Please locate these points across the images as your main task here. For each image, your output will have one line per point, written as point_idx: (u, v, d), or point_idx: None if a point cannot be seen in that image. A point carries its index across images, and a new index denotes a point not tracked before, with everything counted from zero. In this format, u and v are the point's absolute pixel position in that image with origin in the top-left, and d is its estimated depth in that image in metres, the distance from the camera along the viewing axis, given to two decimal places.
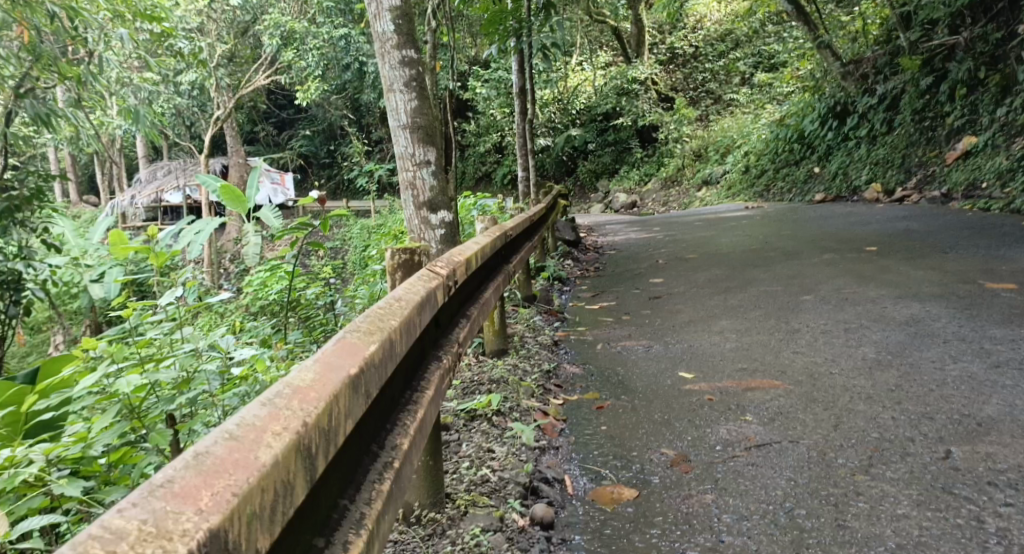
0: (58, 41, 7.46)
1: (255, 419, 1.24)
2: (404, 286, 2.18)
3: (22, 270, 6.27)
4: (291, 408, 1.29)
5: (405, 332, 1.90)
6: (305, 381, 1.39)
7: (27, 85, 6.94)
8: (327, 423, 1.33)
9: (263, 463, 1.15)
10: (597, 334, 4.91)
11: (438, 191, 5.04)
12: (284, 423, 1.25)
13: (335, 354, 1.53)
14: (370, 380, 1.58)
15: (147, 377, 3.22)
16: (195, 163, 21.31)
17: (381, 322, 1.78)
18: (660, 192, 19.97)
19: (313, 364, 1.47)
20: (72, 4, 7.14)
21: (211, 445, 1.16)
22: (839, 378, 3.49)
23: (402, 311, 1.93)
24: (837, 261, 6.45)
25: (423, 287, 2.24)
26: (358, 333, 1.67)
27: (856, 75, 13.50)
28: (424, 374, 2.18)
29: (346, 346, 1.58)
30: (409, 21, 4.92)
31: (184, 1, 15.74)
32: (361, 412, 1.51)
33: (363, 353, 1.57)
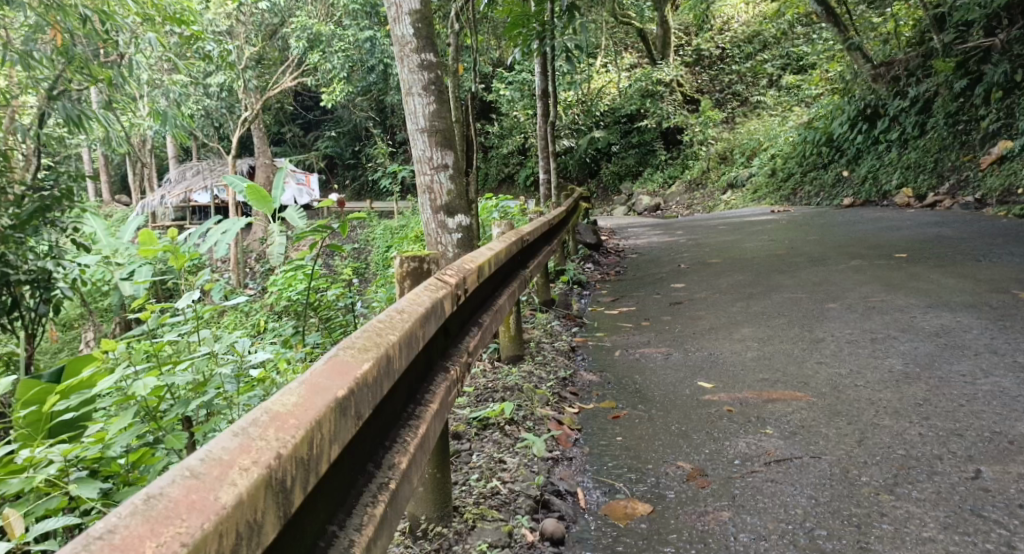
0: (91, 43, 7.54)
1: (224, 452, 1.21)
2: (408, 296, 2.15)
3: (53, 269, 6.21)
4: (265, 438, 1.26)
5: (405, 347, 1.88)
6: (286, 405, 1.37)
7: (59, 88, 7.10)
8: (306, 452, 1.31)
9: (222, 505, 1.11)
10: (616, 341, 4.84)
11: (456, 195, 4.99)
12: (254, 456, 1.22)
13: (325, 375, 1.51)
14: (364, 399, 1.57)
15: (165, 379, 3.19)
16: (222, 164, 21.53)
17: (379, 337, 1.77)
18: (684, 195, 19.82)
19: (298, 387, 1.44)
20: (105, 9, 7.22)
21: (168, 485, 1.13)
22: (864, 390, 3.39)
23: (403, 324, 1.91)
24: (865, 268, 6.31)
25: (428, 297, 2.21)
26: (352, 350, 1.65)
27: (887, 78, 13.24)
28: (429, 387, 2.15)
29: (337, 364, 1.57)
30: (429, 25, 4.90)
31: (213, 5, 15.88)
32: (349, 435, 1.48)
33: (353, 373, 1.56)
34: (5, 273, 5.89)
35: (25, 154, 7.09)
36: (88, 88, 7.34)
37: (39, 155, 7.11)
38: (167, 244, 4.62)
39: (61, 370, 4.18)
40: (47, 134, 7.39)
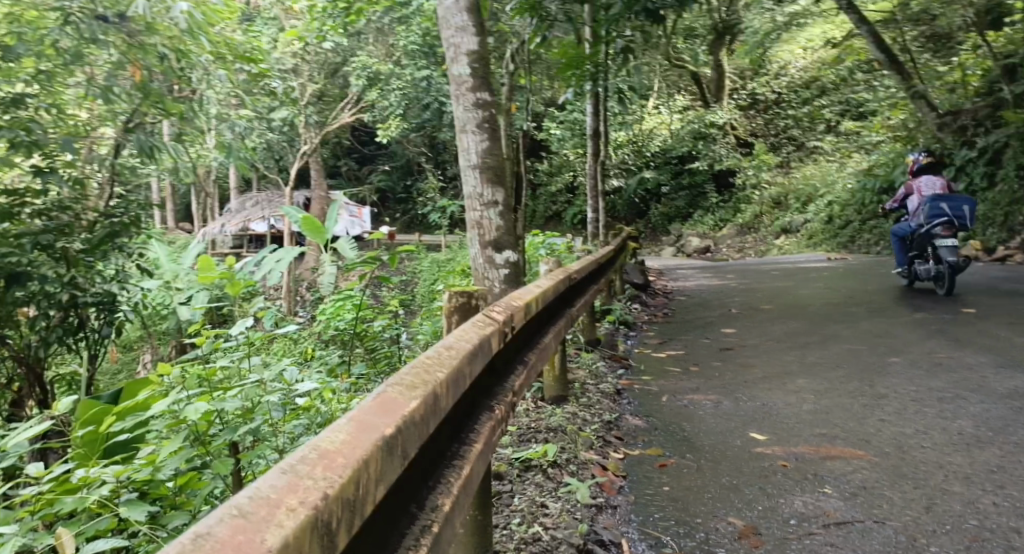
0: (166, 80, 7.82)
1: (271, 491, 1.18)
2: (455, 333, 2.12)
3: (117, 292, 6.49)
4: (313, 477, 1.23)
5: (452, 384, 1.84)
6: (332, 444, 1.34)
7: (135, 121, 7.49)
8: (353, 493, 1.27)
9: (269, 546, 1.07)
10: (664, 385, 4.72)
11: (505, 231, 4.98)
12: (302, 496, 1.18)
13: (371, 412, 1.48)
14: (412, 438, 1.53)
15: (215, 404, 3.21)
16: (280, 194, 22.06)
17: (427, 375, 1.74)
18: (736, 238, 19.60)
19: (345, 425, 1.41)
20: (181, 46, 7.51)
21: (216, 524, 1.09)
22: (931, 452, 3.22)
23: (450, 361, 1.88)
24: (928, 322, 6.08)
25: (476, 334, 2.17)
26: (399, 388, 1.62)
27: (954, 127, 12.77)
28: (473, 425, 2.10)
29: (385, 402, 1.54)
30: (486, 65, 4.95)
31: (281, 45, 16.49)
32: (395, 475, 1.44)
33: (401, 410, 1.53)
34: (74, 295, 6.03)
35: (99, 184, 7.26)
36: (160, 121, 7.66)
37: (112, 183, 7.39)
38: (225, 271, 4.72)
39: (118, 393, 4.25)
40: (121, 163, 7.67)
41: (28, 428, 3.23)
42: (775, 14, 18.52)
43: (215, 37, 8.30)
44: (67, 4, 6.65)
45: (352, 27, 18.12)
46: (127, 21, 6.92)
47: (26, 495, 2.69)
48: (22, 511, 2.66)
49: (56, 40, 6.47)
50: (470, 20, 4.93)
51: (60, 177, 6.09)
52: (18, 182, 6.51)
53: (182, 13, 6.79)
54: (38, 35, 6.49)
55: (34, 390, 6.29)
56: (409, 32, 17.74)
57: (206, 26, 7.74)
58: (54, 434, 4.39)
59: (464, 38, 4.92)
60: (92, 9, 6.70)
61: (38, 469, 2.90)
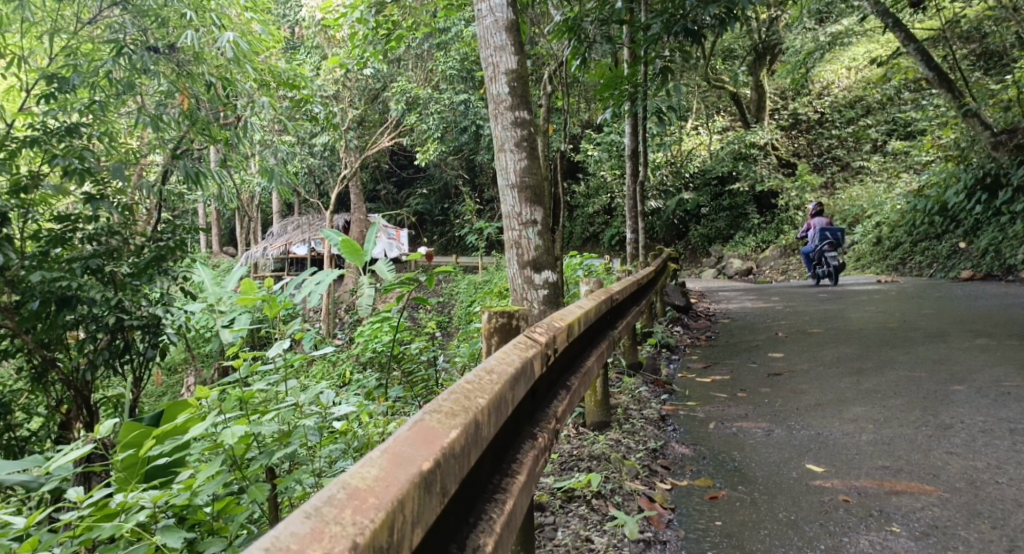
0: (213, 107, 7.91)
1: (297, 536, 1.33)
2: (499, 353, 2.07)
3: (162, 314, 6.44)
4: (341, 522, 1.36)
5: (496, 410, 1.85)
6: (365, 480, 1.46)
7: (183, 148, 7.44)
8: (385, 538, 1.40)
9: None
10: (710, 411, 4.55)
11: (543, 250, 4.87)
12: (327, 545, 1.32)
13: (408, 443, 1.58)
14: (449, 471, 1.61)
15: (252, 428, 3.14)
16: (321, 218, 22.33)
17: (469, 401, 1.77)
18: (779, 259, 19.32)
19: (380, 457, 1.53)
20: (227, 75, 7.64)
21: None
22: (1007, 490, 3.07)
23: (493, 386, 1.87)
24: (991, 348, 5.80)
25: (519, 356, 2.11)
26: (438, 415, 1.68)
27: (1009, 146, 12.26)
28: (519, 450, 2.07)
29: (424, 430, 1.63)
30: (524, 83, 4.89)
31: (323, 72, 16.70)
32: (433, 513, 1.54)
33: (439, 442, 1.61)
34: (120, 317, 6.07)
35: (148, 209, 7.35)
36: (208, 148, 7.62)
37: (160, 208, 7.49)
38: (265, 293, 4.69)
39: (159, 415, 4.23)
40: (169, 189, 7.74)
41: (69, 451, 3.20)
42: (817, 33, 18.22)
43: (258, 65, 8.41)
44: (120, 36, 6.85)
45: (392, 54, 18.33)
46: (175, 52, 7.15)
47: (67, 521, 2.67)
48: (64, 536, 2.65)
49: (109, 70, 6.60)
50: (510, 38, 4.88)
51: (110, 203, 6.22)
52: (71, 209, 6.54)
53: (228, 40, 6.95)
54: (92, 67, 6.65)
55: (82, 412, 6.33)
56: (448, 58, 17.83)
57: (251, 55, 7.88)
58: (97, 457, 4.38)
59: (503, 57, 4.86)
60: (144, 41, 6.89)
61: (78, 493, 2.88)
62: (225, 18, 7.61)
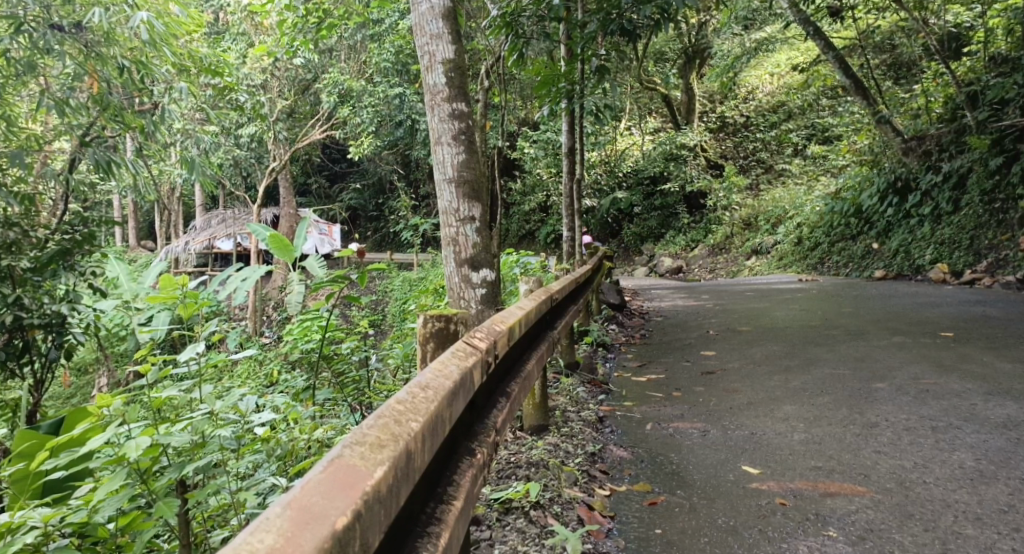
0: (126, 92, 7.46)
1: None
2: (434, 367, 2.00)
3: (67, 313, 5.93)
4: None
5: (427, 436, 1.78)
6: (264, 547, 1.32)
7: (93, 135, 7.02)
8: None
9: None
10: (647, 412, 4.50)
11: (482, 248, 4.74)
12: None
13: (321, 491, 1.46)
14: (370, 517, 1.51)
15: (160, 438, 2.90)
16: (248, 212, 21.62)
17: (395, 429, 1.69)
18: (708, 258, 19.76)
19: (284, 513, 1.40)
20: (143, 59, 7.23)
21: None
22: (935, 489, 3.11)
23: (424, 410, 1.79)
24: (908, 346, 5.96)
25: (455, 368, 2.04)
26: (360, 449, 1.59)
27: (918, 151, 13.06)
28: (456, 472, 1.99)
29: (342, 471, 1.52)
30: (462, 75, 4.74)
31: (251, 60, 16.19)
32: None
33: (358, 487, 1.50)
34: (18, 317, 5.66)
35: (53, 199, 6.93)
36: (120, 136, 7.23)
37: (67, 201, 6.94)
38: (188, 291, 4.40)
39: (60, 421, 3.94)
40: (77, 179, 7.21)
41: None
42: (743, 38, 18.61)
43: (176, 49, 7.96)
44: (18, 11, 6.38)
45: (324, 44, 17.81)
46: (83, 31, 6.68)
47: None
48: None
49: (6, 49, 6.20)
50: (447, 27, 4.72)
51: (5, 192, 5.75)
52: None
53: (141, 21, 6.53)
54: None
55: None
56: (382, 50, 17.27)
57: (168, 38, 7.48)
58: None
59: (439, 46, 4.71)
60: (46, 17, 6.43)
61: None
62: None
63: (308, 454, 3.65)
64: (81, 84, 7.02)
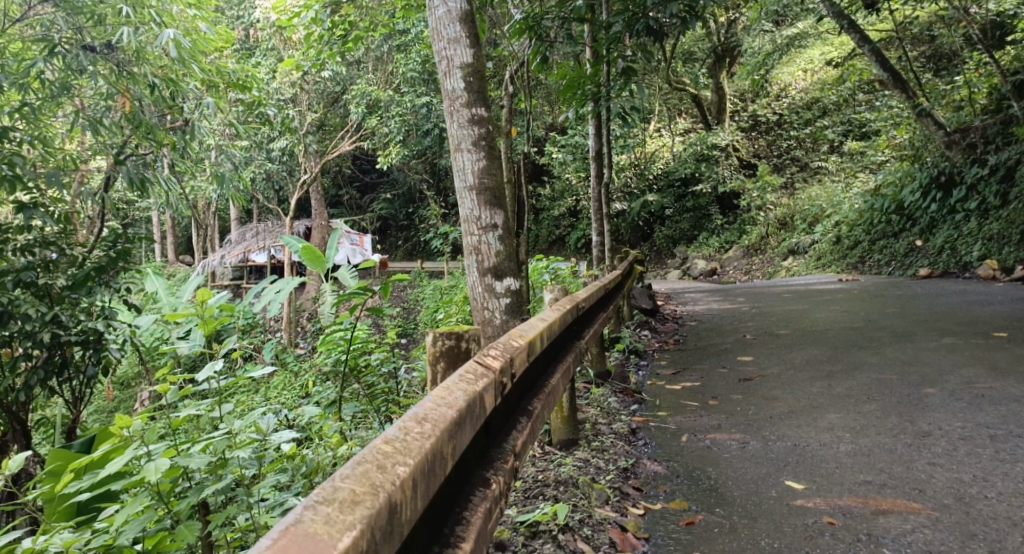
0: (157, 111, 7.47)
1: None
2: (433, 397, 1.92)
3: (104, 329, 5.88)
4: None
5: (417, 482, 1.69)
6: None
7: (127, 154, 7.05)
8: None
9: None
10: (682, 422, 4.33)
11: (505, 256, 4.61)
12: None
13: None
14: None
15: (181, 457, 2.79)
16: (281, 225, 21.79)
17: (374, 480, 1.59)
18: (743, 259, 19.41)
19: None
20: (172, 76, 7.23)
21: None
22: (998, 506, 2.91)
23: (414, 451, 1.71)
24: (959, 347, 5.69)
25: (459, 397, 1.96)
26: (329, 509, 1.50)
27: (962, 144, 12.49)
28: (463, 513, 1.93)
29: (303, 540, 1.44)
30: (481, 79, 4.64)
31: (279, 75, 16.30)
32: None
33: None
34: (57, 333, 5.63)
35: (90, 219, 6.97)
36: (154, 153, 7.24)
37: (102, 220, 6.94)
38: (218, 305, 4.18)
39: (91, 440, 3.89)
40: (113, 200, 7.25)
41: None
42: (774, 35, 18.28)
43: (205, 65, 7.98)
44: (52, 36, 6.44)
45: (351, 56, 17.86)
46: (115, 51, 6.71)
47: None
48: None
49: (41, 72, 6.25)
50: (464, 30, 4.61)
51: (44, 213, 5.79)
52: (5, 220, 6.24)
53: (168, 38, 6.51)
54: (22, 67, 6.33)
55: (19, 438, 5.88)
56: (408, 60, 17.25)
57: (196, 55, 7.47)
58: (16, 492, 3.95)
59: (457, 51, 4.61)
60: (79, 39, 6.48)
61: None
62: (166, 14, 7.22)
63: (334, 467, 3.52)
64: (114, 102, 7.07)
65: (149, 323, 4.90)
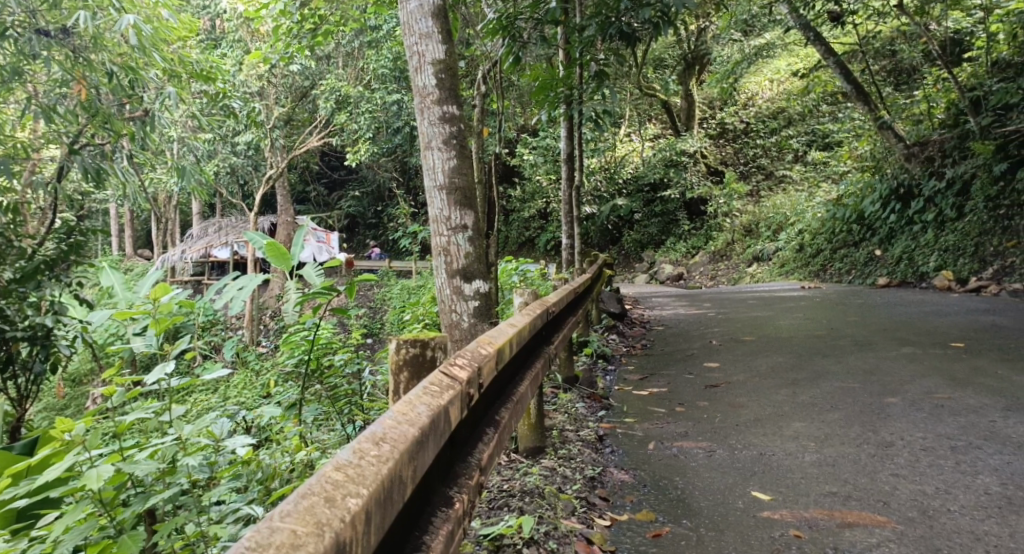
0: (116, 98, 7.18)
1: None
2: (392, 416, 1.83)
3: (52, 325, 5.65)
4: None
5: (372, 511, 1.60)
6: None
7: (82, 143, 6.76)
8: None
9: None
10: (649, 429, 4.29)
11: (475, 258, 4.53)
12: None
13: None
14: None
15: (125, 466, 2.65)
16: (245, 220, 21.41)
17: (320, 517, 1.49)
18: (709, 265, 19.56)
19: None
20: (132, 64, 6.96)
21: None
22: (961, 519, 2.91)
23: (365, 480, 1.61)
24: (918, 357, 5.75)
25: (421, 414, 1.88)
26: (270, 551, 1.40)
27: (921, 158, 12.86)
28: (425, 536, 1.86)
29: None
30: (453, 76, 4.55)
31: (244, 67, 15.98)
32: None
33: None
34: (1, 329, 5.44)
35: (40, 210, 6.70)
36: (112, 144, 6.94)
37: (54, 211, 6.67)
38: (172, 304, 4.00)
39: (34, 441, 3.72)
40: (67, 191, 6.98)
41: None
42: (743, 44, 18.47)
43: (166, 54, 7.74)
44: (4, 18, 6.16)
45: (320, 51, 17.62)
46: (70, 36, 6.46)
47: None
48: None
49: None
50: (436, 26, 4.52)
51: None
52: None
53: (128, 24, 6.25)
54: None
55: None
56: (380, 56, 17.04)
57: (157, 43, 7.25)
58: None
59: (429, 46, 4.51)
60: (33, 22, 6.21)
61: None
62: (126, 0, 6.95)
63: (291, 474, 3.39)
64: (70, 90, 6.82)
65: (99, 317, 4.64)
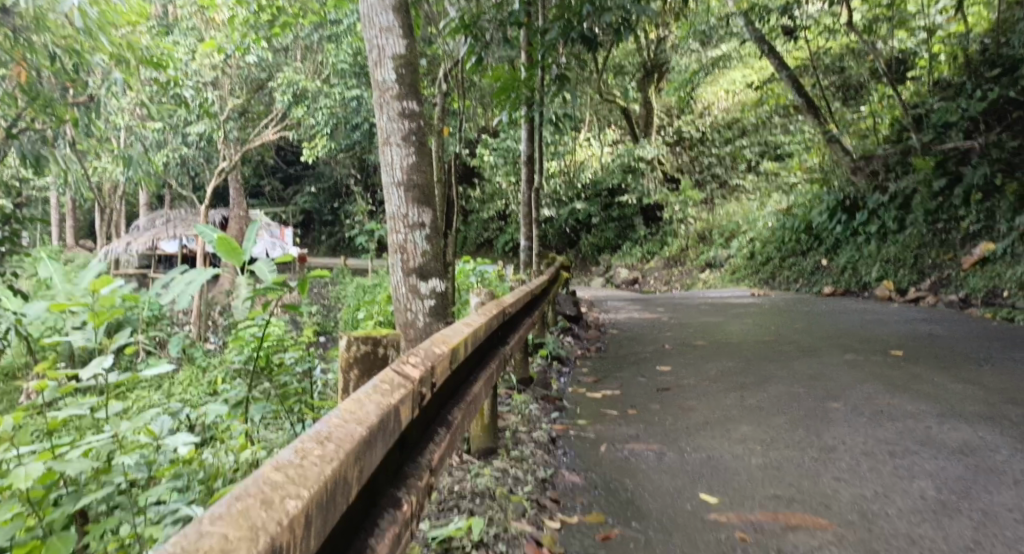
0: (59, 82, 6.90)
1: None
2: (337, 416, 1.77)
3: None
4: None
5: (314, 511, 1.54)
6: None
7: (20, 127, 6.48)
8: None
9: None
10: (601, 431, 4.29)
11: (431, 257, 4.49)
12: None
13: None
14: None
15: (56, 463, 2.56)
16: (196, 213, 20.93)
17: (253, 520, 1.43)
18: (663, 270, 19.81)
19: None
20: (76, 47, 6.70)
21: None
22: (899, 523, 2.97)
23: (307, 481, 1.55)
24: (860, 364, 5.88)
25: (370, 413, 1.84)
26: None
27: (866, 171, 13.11)
28: (371, 537, 1.80)
29: None
30: (413, 72, 4.50)
31: (197, 56, 15.56)
32: None
33: None
34: None
35: None
36: (53, 129, 6.68)
37: None
38: (110, 297, 3.85)
39: None
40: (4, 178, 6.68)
41: None
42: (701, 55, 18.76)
43: (115, 39, 7.46)
44: None
45: (278, 42, 17.33)
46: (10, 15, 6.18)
47: None
48: None
49: None
50: (397, 20, 4.46)
51: None
52: None
53: (72, 5, 6.01)
54: None
55: None
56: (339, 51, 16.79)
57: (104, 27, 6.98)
58: None
59: (389, 40, 4.45)
60: None
61: None
62: None
63: (234, 474, 3.32)
64: (8, 72, 6.53)
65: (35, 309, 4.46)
